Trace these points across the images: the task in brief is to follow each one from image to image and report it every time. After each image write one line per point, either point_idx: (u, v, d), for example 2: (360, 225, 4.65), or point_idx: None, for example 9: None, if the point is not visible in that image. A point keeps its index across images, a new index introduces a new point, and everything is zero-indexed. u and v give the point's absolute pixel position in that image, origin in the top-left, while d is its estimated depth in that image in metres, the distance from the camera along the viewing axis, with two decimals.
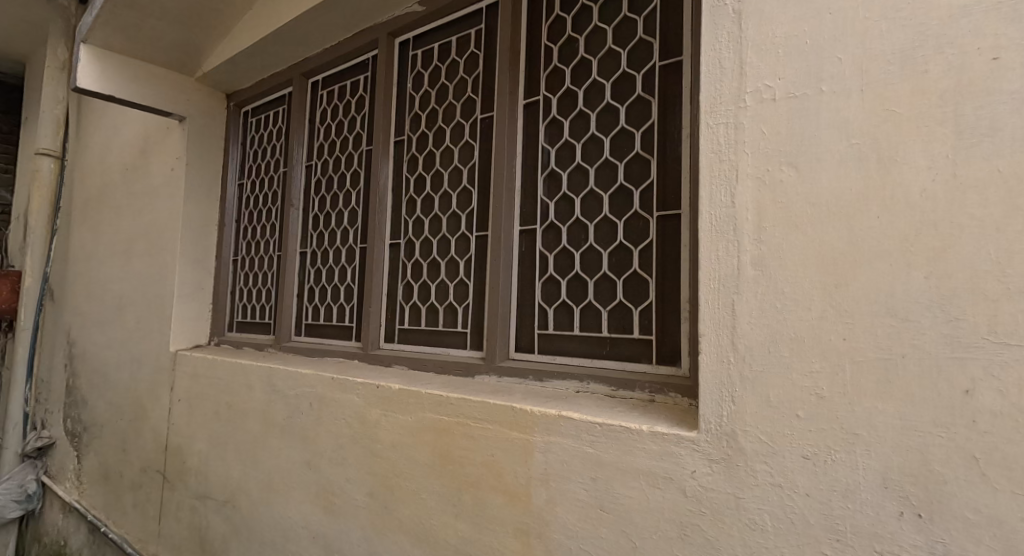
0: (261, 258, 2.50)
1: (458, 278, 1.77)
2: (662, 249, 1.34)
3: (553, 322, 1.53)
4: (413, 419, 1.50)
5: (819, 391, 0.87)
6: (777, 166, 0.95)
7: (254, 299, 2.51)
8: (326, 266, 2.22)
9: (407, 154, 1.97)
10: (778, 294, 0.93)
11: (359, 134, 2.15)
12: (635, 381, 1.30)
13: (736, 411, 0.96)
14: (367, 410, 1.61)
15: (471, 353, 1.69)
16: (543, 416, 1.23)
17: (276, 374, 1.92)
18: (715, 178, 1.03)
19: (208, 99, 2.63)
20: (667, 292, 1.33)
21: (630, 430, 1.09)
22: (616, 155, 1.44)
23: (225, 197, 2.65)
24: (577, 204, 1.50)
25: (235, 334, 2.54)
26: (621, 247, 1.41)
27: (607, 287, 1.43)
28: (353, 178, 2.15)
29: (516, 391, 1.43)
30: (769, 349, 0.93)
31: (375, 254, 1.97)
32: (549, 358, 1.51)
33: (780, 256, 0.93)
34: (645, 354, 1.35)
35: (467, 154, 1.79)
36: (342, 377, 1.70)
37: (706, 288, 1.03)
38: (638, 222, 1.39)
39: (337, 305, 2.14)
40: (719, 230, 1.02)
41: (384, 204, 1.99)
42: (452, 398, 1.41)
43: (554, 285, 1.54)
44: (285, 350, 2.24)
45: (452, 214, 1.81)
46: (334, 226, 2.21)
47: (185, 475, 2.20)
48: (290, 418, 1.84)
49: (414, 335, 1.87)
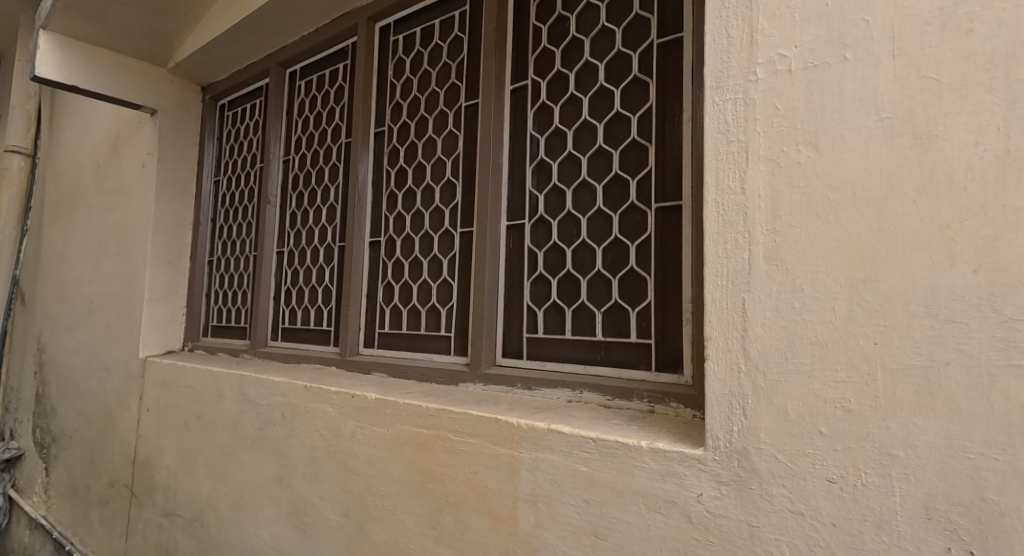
0: (237, 258, 2.37)
1: (441, 278, 1.65)
2: (661, 245, 1.23)
3: (543, 325, 1.41)
4: (390, 432, 1.37)
5: (846, 404, 0.75)
6: (793, 146, 0.83)
7: (229, 301, 2.37)
8: (303, 267, 2.09)
9: (388, 146, 1.85)
10: (795, 291, 0.81)
11: (338, 125, 2.03)
12: (633, 390, 1.18)
13: (749, 426, 0.84)
14: (342, 422, 1.49)
15: (454, 359, 1.56)
16: (530, 429, 1.11)
17: (248, 382, 1.78)
18: (722, 161, 0.91)
19: (182, 92, 2.50)
20: (668, 291, 1.21)
21: (628, 445, 0.97)
22: (610, 143, 1.32)
23: (200, 195, 2.52)
24: (568, 196, 1.39)
25: (211, 338, 2.41)
26: (616, 243, 1.30)
27: (601, 286, 1.31)
28: (332, 173, 2.03)
29: (502, 401, 1.31)
30: (786, 355, 0.81)
31: (354, 253, 1.85)
32: (538, 364, 1.39)
33: (798, 249, 0.82)
34: (643, 360, 1.23)
35: (451, 145, 1.67)
36: (316, 386, 1.57)
37: (711, 286, 0.91)
38: (635, 215, 1.27)
39: (315, 308, 2.02)
40: (726, 221, 0.90)
41: (363, 199, 1.87)
42: (432, 410, 1.29)
43: (544, 285, 1.42)
44: (261, 356, 2.11)
45: (435, 209, 1.69)
46: (312, 224, 2.08)
47: (153, 490, 2.07)
48: (261, 430, 1.71)
49: (395, 340, 1.75)
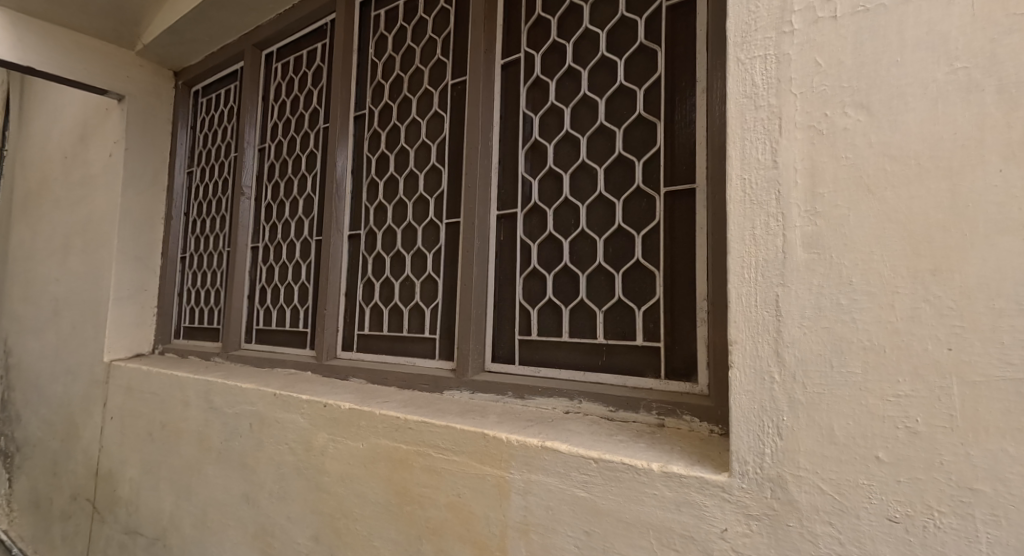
0: (210, 255, 2.21)
1: (425, 274, 1.50)
2: (671, 236, 1.08)
3: (537, 326, 1.26)
4: (365, 446, 1.22)
5: (912, 425, 0.61)
6: (839, 107, 0.69)
7: (202, 301, 2.22)
8: (279, 263, 1.94)
9: (369, 130, 1.70)
10: (844, 285, 0.67)
11: (316, 110, 1.87)
12: (639, 400, 1.04)
13: (784, 449, 0.69)
14: (313, 434, 1.33)
15: (439, 364, 1.41)
16: (521, 446, 0.96)
17: (214, 389, 1.63)
18: (749, 131, 0.77)
19: (151, 77, 2.35)
20: (679, 288, 1.07)
21: (636, 468, 0.83)
22: (613, 121, 1.18)
23: (172, 187, 2.36)
24: (565, 180, 1.24)
25: (182, 341, 2.25)
26: (620, 233, 1.15)
27: (603, 283, 1.17)
28: (310, 161, 1.88)
29: (490, 412, 1.16)
30: (832, 363, 0.67)
31: (331, 247, 1.69)
32: (531, 370, 1.24)
33: (846, 233, 0.67)
34: (649, 366, 1.08)
35: (436, 128, 1.52)
36: (286, 393, 1.42)
37: (736, 278, 0.76)
38: (641, 202, 1.13)
39: (290, 307, 1.86)
40: (755, 200, 0.75)
41: (342, 188, 1.72)
42: (411, 422, 1.14)
43: (538, 282, 1.27)
44: (233, 359, 1.95)
45: (419, 198, 1.54)
46: (288, 217, 1.93)
47: (115, 505, 1.91)
48: (228, 442, 1.55)
49: (375, 342, 1.60)
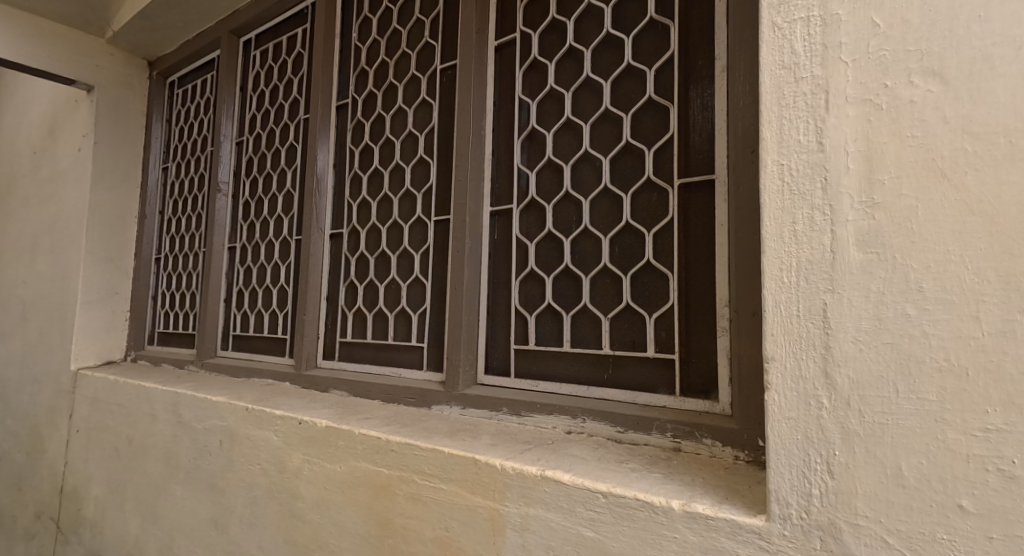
0: (186, 256, 2.08)
1: (412, 277, 1.37)
2: (686, 234, 0.97)
3: (534, 334, 1.14)
4: (342, 470, 1.09)
5: (1006, 467, 0.50)
6: (903, 76, 0.57)
7: (176, 304, 2.08)
8: (256, 265, 1.80)
9: (352, 121, 1.57)
10: (912, 292, 0.55)
11: (296, 100, 1.74)
12: (651, 420, 0.92)
13: (837, 492, 0.57)
14: (287, 454, 1.20)
15: (427, 376, 1.29)
16: (518, 476, 0.84)
17: (183, 402, 1.50)
18: (788, 107, 0.64)
19: (124, 66, 2.21)
20: (694, 294, 0.95)
21: (653, 504, 0.71)
22: (620, 106, 1.05)
23: (146, 183, 2.23)
24: (566, 173, 1.12)
25: (156, 348, 2.12)
26: (628, 231, 1.03)
27: (609, 287, 1.05)
28: (289, 156, 1.74)
29: (482, 431, 1.04)
30: (897, 388, 0.55)
31: (311, 247, 1.56)
32: (527, 384, 1.12)
33: (914, 229, 0.55)
34: (661, 381, 0.97)
35: (425, 117, 1.39)
36: (258, 408, 1.29)
37: (772, 283, 0.64)
38: (652, 197, 1.01)
39: (268, 312, 1.73)
40: (796, 190, 0.63)
41: (322, 184, 1.59)
42: (394, 444, 1.01)
43: (536, 285, 1.15)
44: (207, 368, 1.82)
45: (405, 194, 1.42)
46: (266, 215, 1.79)
47: (80, 526, 1.77)
48: (196, 461, 1.42)
49: (358, 350, 1.47)
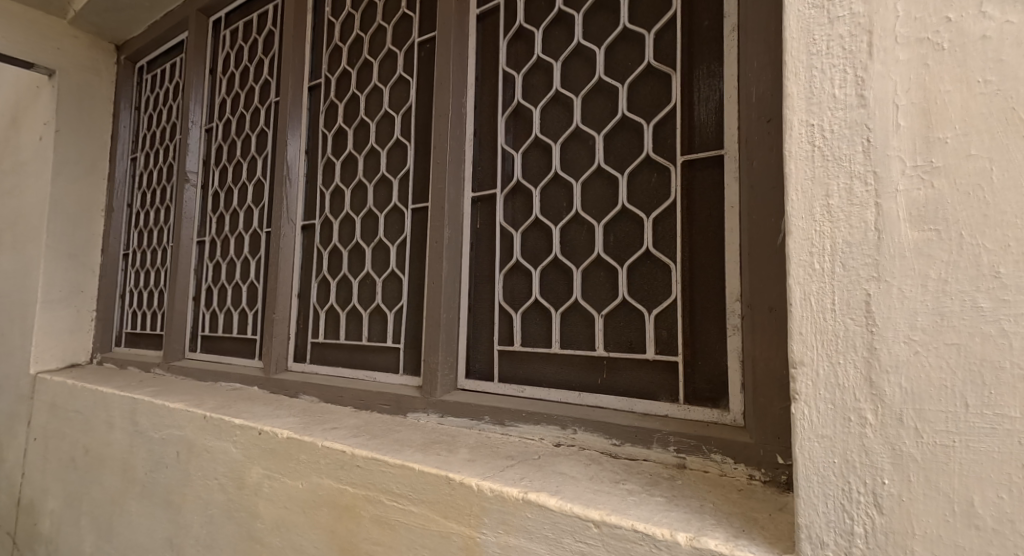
0: (154, 251, 1.96)
1: (388, 271, 1.25)
2: (690, 220, 0.85)
3: (520, 333, 1.02)
4: (304, 487, 0.97)
5: None
6: (971, 7, 0.45)
7: (145, 303, 1.96)
8: (225, 260, 1.68)
9: (324, 103, 1.44)
10: (987, 279, 0.43)
11: (266, 82, 1.61)
12: (652, 432, 0.80)
13: (888, 532, 0.46)
14: (245, 468, 1.08)
15: (403, 380, 1.16)
16: (498, 498, 0.73)
17: (140, 409, 1.37)
18: (821, 53, 0.52)
19: (89, 50, 2.08)
20: (700, 288, 0.84)
21: (655, 537, 0.59)
22: (615, 76, 0.94)
23: (113, 174, 2.10)
24: (555, 152, 1.00)
25: (123, 349, 1.99)
26: (625, 217, 0.91)
27: (604, 280, 0.93)
28: (260, 142, 1.61)
29: (461, 443, 0.92)
30: (965, 401, 0.43)
31: (280, 240, 1.44)
32: (512, 389, 1.00)
33: (988, 199, 0.44)
34: (663, 386, 0.85)
35: (402, 96, 1.27)
36: (216, 416, 1.17)
37: (798, 269, 0.52)
38: (652, 177, 0.89)
39: (238, 311, 1.61)
40: (830, 154, 0.51)
41: (293, 172, 1.46)
42: (359, 459, 0.90)
43: (522, 279, 1.03)
44: (174, 371, 1.69)
45: (381, 179, 1.29)
46: (236, 207, 1.67)
47: (36, 542, 1.65)
48: (152, 474, 1.29)
49: (330, 352, 1.35)
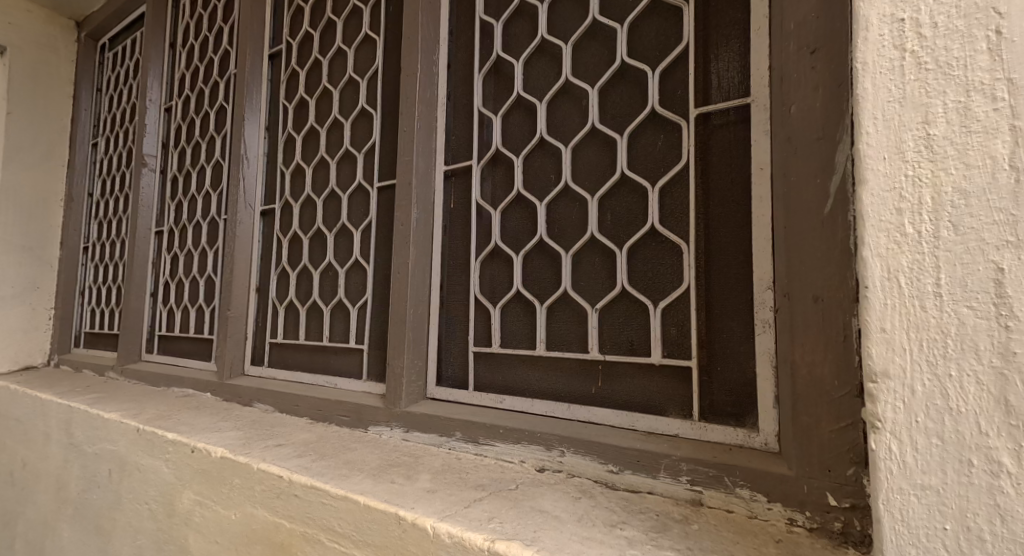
0: (113, 243, 1.80)
1: (351, 260, 1.08)
2: (706, 188, 0.68)
3: (500, 331, 0.85)
4: (237, 517, 0.81)
5: None
6: None
7: (104, 299, 1.80)
8: (183, 252, 1.52)
9: (285, 71, 1.28)
10: None
11: (225, 52, 1.45)
12: (660, 456, 0.63)
13: None
14: (176, 492, 0.92)
15: (367, 388, 0.99)
16: (458, 546, 0.56)
17: (75, 419, 1.21)
18: None
19: (47, 26, 1.93)
20: (719, 274, 0.66)
21: None
22: (612, 17, 0.77)
23: (74, 160, 1.95)
24: (541, 113, 0.83)
25: (82, 350, 1.84)
26: (624, 189, 0.74)
27: (598, 266, 0.76)
28: (219, 119, 1.45)
29: (425, 467, 0.75)
30: None
31: (236, 227, 1.27)
32: (489, 398, 0.83)
33: None
34: (673, 398, 0.68)
35: (367, 59, 1.10)
36: (148, 430, 1.00)
37: (873, 233, 0.35)
38: (658, 138, 0.72)
39: (195, 308, 1.44)
40: (929, 60, 0.34)
41: (251, 151, 1.30)
42: (297, 487, 0.73)
43: (502, 268, 0.86)
44: (127, 375, 1.53)
45: (345, 155, 1.13)
46: (194, 192, 1.51)
47: None
48: (85, 494, 1.13)
49: (290, 354, 1.18)
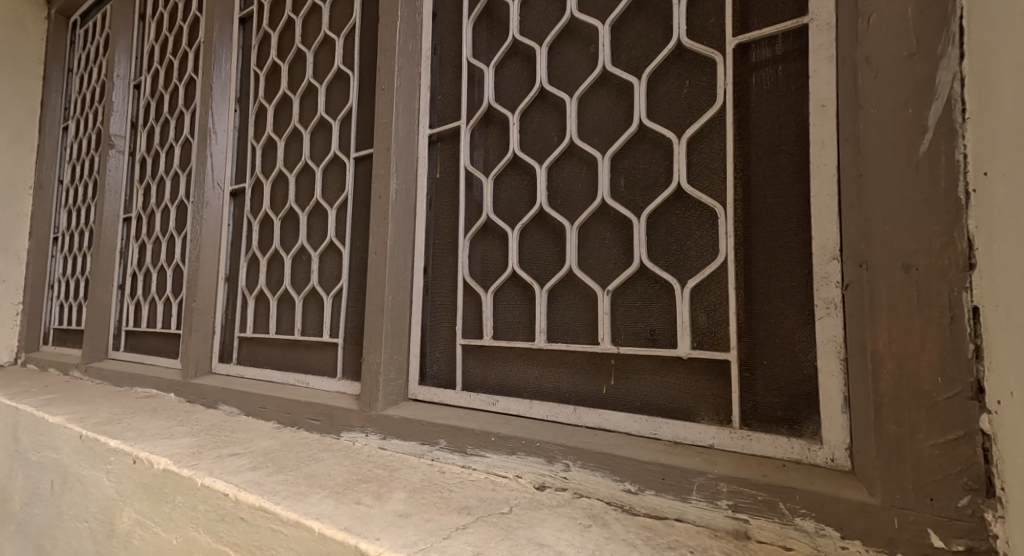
0: (82, 233, 1.67)
1: (325, 241, 0.95)
2: (748, 137, 0.54)
3: (492, 320, 0.72)
4: (180, 542, 0.68)
5: None
6: None
7: (74, 293, 1.67)
8: (151, 239, 1.39)
9: (257, 35, 1.15)
10: None
11: (195, 19, 1.32)
12: (692, 474, 0.49)
13: None
14: (116, 509, 0.79)
15: (341, 388, 0.86)
16: None
17: (20, 423, 1.08)
18: None
19: (14, 2, 1.81)
20: (765, 243, 0.53)
21: None
22: None
23: (43, 145, 1.83)
24: (540, 59, 0.69)
25: (50, 348, 1.71)
26: (642, 144, 0.61)
27: (610, 240, 0.63)
28: (187, 92, 1.32)
29: (399, 484, 0.62)
30: None
31: (202, 209, 1.14)
32: (480, 400, 0.69)
33: None
34: (704, 400, 0.54)
35: (344, 14, 0.97)
36: (90, 436, 0.87)
37: None
38: (685, 80, 0.59)
39: (162, 300, 1.32)
40: None
41: (219, 125, 1.17)
42: (243, 508, 0.59)
43: (495, 245, 0.73)
44: (91, 374, 1.40)
45: (319, 123, 0.99)
46: (162, 174, 1.38)
47: None
48: (27, 508, 1.00)
49: (260, 350, 1.05)
